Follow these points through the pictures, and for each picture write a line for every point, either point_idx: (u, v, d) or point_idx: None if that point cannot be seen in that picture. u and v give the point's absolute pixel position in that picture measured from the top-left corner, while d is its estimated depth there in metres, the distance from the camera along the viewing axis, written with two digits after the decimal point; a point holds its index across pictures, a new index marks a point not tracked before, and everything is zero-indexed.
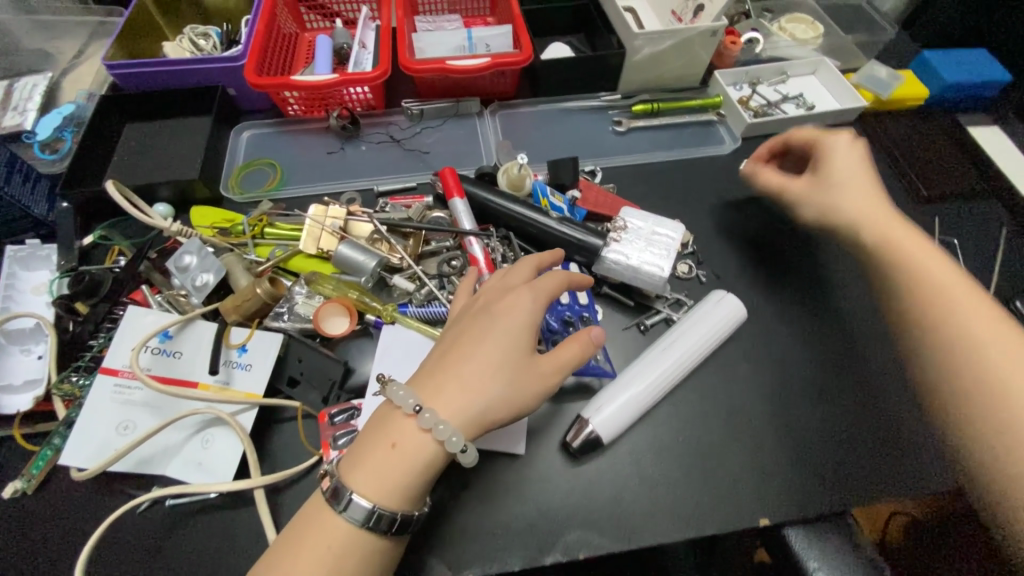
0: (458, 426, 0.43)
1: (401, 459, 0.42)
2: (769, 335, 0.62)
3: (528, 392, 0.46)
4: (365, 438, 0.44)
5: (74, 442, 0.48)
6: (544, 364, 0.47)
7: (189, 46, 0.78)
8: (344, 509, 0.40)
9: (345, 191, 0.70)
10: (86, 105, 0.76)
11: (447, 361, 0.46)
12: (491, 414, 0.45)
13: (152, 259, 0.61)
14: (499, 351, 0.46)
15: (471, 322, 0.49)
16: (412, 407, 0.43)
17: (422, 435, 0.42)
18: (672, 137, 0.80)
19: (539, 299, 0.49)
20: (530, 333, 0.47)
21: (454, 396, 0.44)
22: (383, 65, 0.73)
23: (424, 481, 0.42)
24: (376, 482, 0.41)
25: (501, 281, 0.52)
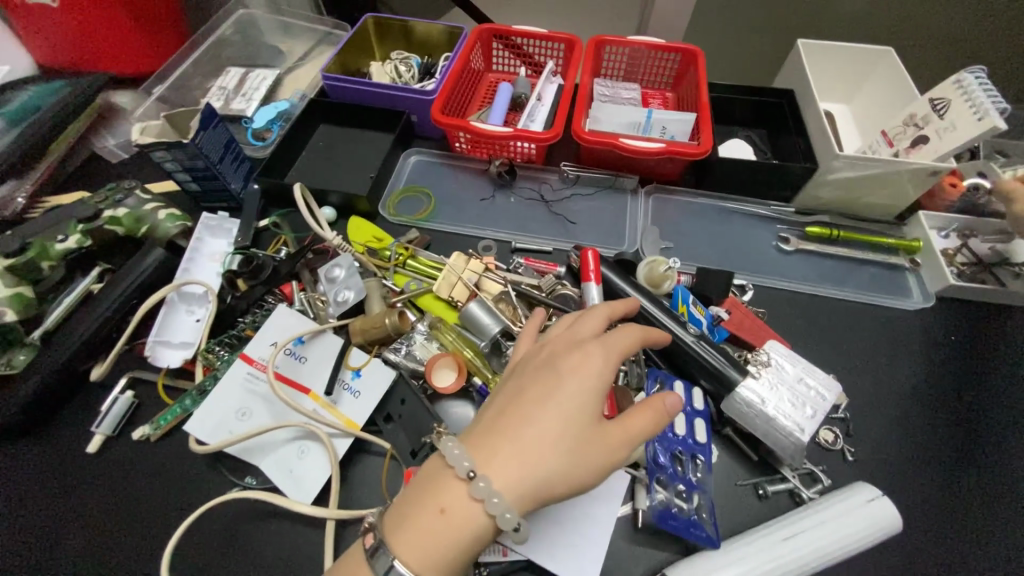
0: (511, 499, 0.40)
1: (448, 529, 0.40)
2: (921, 557, 0.51)
3: (592, 464, 0.42)
4: (412, 496, 0.42)
5: (201, 414, 0.53)
6: (613, 433, 0.44)
7: (391, 71, 0.87)
8: (383, 574, 0.39)
9: (484, 239, 0.71)
10: (297, 103, 0.87)
11: (505, 424, 0.43)
12: (550, 485, 0.42)
13: (309, 258, 0.67)
14: (562, 414, 0.43)
15: (533, 375, 0.46)
16: (465, 471, 0.40)
17: (473, 504, 0.40)
18: (845, 271, 0.70)
19: (609, 359, 0.46)
20: (596, 398, 0.44)
21: (511, 461, 0.41)
22: (557, 129, 0.74)
23: (470, 554, 0.40)
24: (417, 552, 0.39)
25: (567, 332, 0.50)
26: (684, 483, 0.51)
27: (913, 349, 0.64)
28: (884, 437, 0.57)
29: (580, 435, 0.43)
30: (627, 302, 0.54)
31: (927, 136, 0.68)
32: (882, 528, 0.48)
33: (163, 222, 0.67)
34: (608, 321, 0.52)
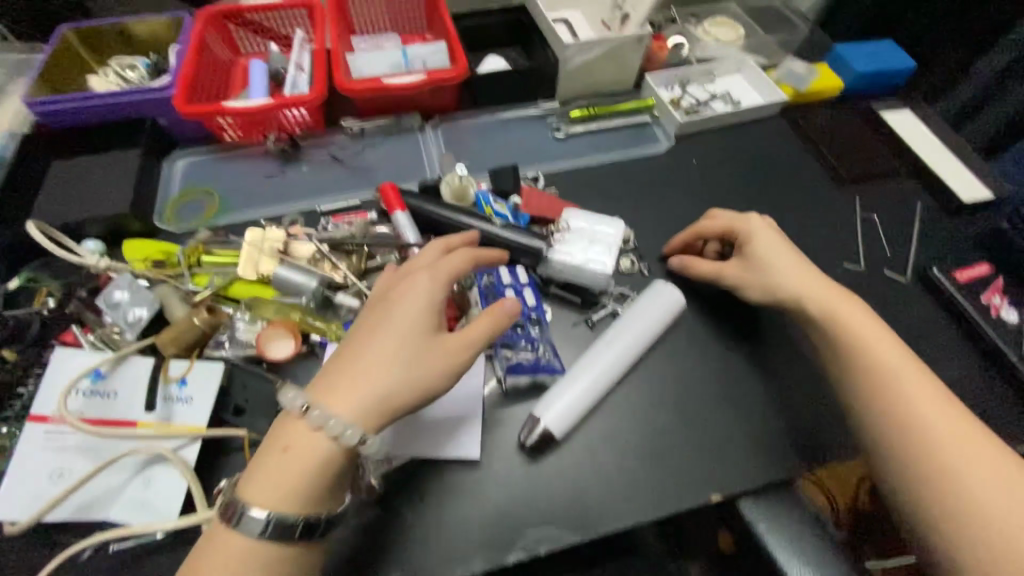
0: (351, 420, 0.43)
1: (292, 463, 0.42)
2: (712, 318, 0.65)
3: (431, 368, 0.46)
4: (263, 450, 0.44)
5: (5, 497, 0.46)
6: (449, 340, 0.48)
7: (116, 78, 0.76)
8: (238, 525, 0.40)
9: (287, 214, 0.69)
10: (7, 144, 0.73)
11: (345, 355, 0.46)
12: (394, 398, 0.45)
13: (84, 297, 0.58)
14: (395, 334, 0.46)
15: (370, 310, 0.49)
16: (300, 407, 0.43)
17: (314, 434, 0.43)
18: (609, 139, 0.84)
19: (439, 278, 0.50)
20: (428, 312, 0.48)
21: (348, 387, 0.44)
22: (319, 87, 0.74)
23: (327, 482, 0.43)
24: (268, 492, 0.41)
25: (405, 266, 0.53)
26: (527, 340, 0.60)
27: (670, 180, 0.79)
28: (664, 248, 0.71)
29: (416, 347, 0.46)
30: (465, 234, 0.59)
31: (627, 13, 0.83)
32: (671, 307, 0.61)
33: None
34: (444, 249, 0.55)
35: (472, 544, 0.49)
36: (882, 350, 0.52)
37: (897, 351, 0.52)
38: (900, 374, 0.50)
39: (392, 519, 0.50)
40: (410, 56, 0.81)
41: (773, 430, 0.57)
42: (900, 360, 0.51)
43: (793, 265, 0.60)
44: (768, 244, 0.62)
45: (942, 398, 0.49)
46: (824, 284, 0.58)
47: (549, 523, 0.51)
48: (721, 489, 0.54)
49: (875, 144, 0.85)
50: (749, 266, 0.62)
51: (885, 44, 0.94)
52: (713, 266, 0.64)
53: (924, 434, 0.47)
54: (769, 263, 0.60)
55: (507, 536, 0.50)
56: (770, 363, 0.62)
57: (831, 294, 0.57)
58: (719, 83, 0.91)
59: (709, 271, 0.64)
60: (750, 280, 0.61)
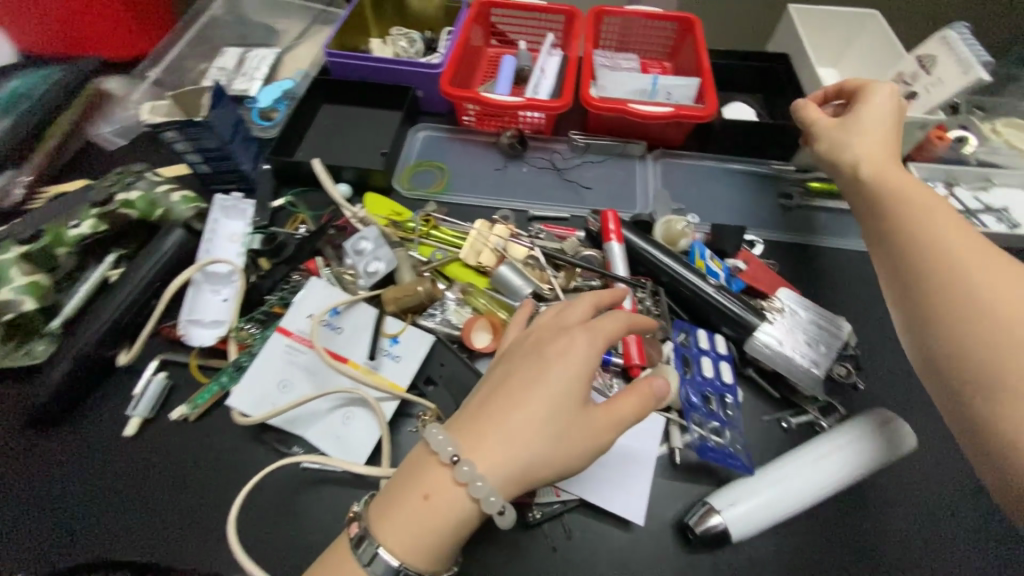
0: (496, 485, 0.42)
1: (430, 517, 0.41)
2: (931, 476, 0.55)
3: (576, 447, 0.44)
4: (396, 485, 0.43)
5: (242, 388, 0.54)
6: (596, 418, 0.45)
7: (393, 46, 0.86)
8: (366, 561, 0.41)
9: (503, 209, 0.72)
10: (301, 82, 0.85)
11: (491, 409, 0.44)
12: (536, 470, 0.43)
13: (331, 235, 0.67)
14: (545, 400, 0.44)
15: (520, 363, 0.47)
16: (449, 457, 0.42)
17: (456, 489, 0.42)
18: (846, 222, 0.74)
19: (596, 345, 0.46)
20: (582, 383, 0.45)
21: (495, 446, 0.42)
22: (566, 97, 0.75)
23: (454, 543, 0.42)
24: (402, 539, 0.41)
25: (555, 319, 0.50)
26: (717, 422, 0.56)
27: None
28: (888, 369, 0.62)
29: (566, 420, 0.44)
30: (615, 290, 0.53)
31: (916, 92, 0.72)
32: (902, 446, 0.52)
33: (176, 205, 0.67)
34: (595, 308, 0.51)
35: None
36: (960, 251, 0.43)
37: (969, 238, 0.43)
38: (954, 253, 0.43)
39: (538, 551, 0.50)
40: (657, 85, 0.78)
41: None
42: (960, 246, 0.43)
43: (886, 126, 0.57)
44: (877, 108, 0.58)
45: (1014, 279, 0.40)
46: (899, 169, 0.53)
47: None
48: None
49: None
50: (843, 120, 0.59)
51: None
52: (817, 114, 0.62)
53: (966, 284, 0.41)
54: (865, 117, 0.57)
55: None
56: (1002, 556, 0.51)
57: (918, 188, 0.50)
58: (1001, 194, 0.76)
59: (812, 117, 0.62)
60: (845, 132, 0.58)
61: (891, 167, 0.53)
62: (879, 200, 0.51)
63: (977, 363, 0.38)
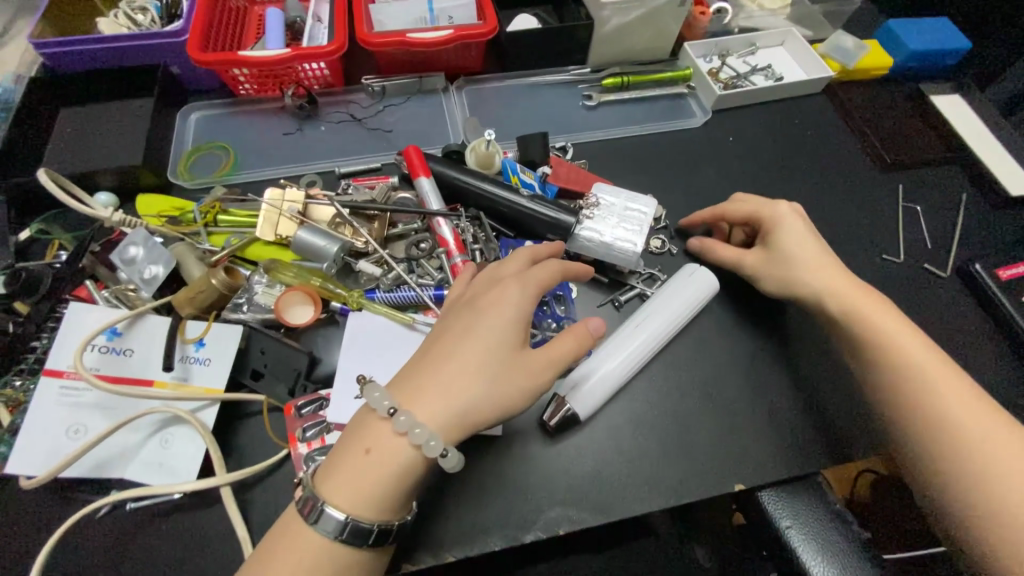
0: (437, 430, 0.42)
1: (373, 466, 0.41)
2: (743, 307, 0.63)
3: (514, 387, 0.44)
4: (342, 444, 0.43)
5: (19, 451, 0.45)
6: (535, 359, 0.46)
7: (126, 21, 0.72)
8: (315, 521, 0.40)
9: (305, 174, 0.66)
10: (14, 87, 0.70)
11: (429, 359, 0.45)
12: (477, 412, 0.43)
13: (96, 252, 0.57)
14: (480, 347, 0.44)
15: (454, 318, 0.47)
16: (387, 410, 0.42)
17: (398, 439, 0.41)
18: (643, 111, 0.79)
19: (527, 292, 0.47)
20: (515, 328, 0.46)
21: (435, 393, 0.43)
22: (340, 39, 0.69)
23: (404, 489, 0.41)
24: (349, 492, 0.40)
25: (490, 273, 0.51)
26: (554, 320, 0.59)
27: (707, 158, 0.75)
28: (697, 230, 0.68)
29: (502, 364, 0.44)
30: (551, 245, 0.56)
31: None
32: (704, 290, 0.59)
33: None
34: (529, 260, 0.52)
35: (494, 520, 0.49)
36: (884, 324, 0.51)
37: (918, 343, 0.50)
38: (920, 362, 0.48)
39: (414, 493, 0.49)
40: (436, 10, 0.75)
41: (801, 424, 0.56)
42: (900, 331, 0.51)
43: (812, 250, 0.58)
44: (794, 234, 0.59)
45: (954, 376, 0.48)
46: (844, 273, 0.56)
47: (569, 503, 0.50)
48: (744, 479, 0.53)
49: (920, 129, 0.81)
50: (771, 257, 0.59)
51: (940, 21, 0.87)
52: (733, 254, 0.61)
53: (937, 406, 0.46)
54: (787, 249, 0.58)
55: (527, 513, 0.50)
56: (800, 353, 0.60)
57: (847, 282, 0.55)
58: (760, 56, 0.86)
59: (729, 260, 0.62)
60: (770, 273, 0.59)
61: (797, 239, 0.58)
62: (839, 280, 0.55)
63: (901, 418, 0.48)
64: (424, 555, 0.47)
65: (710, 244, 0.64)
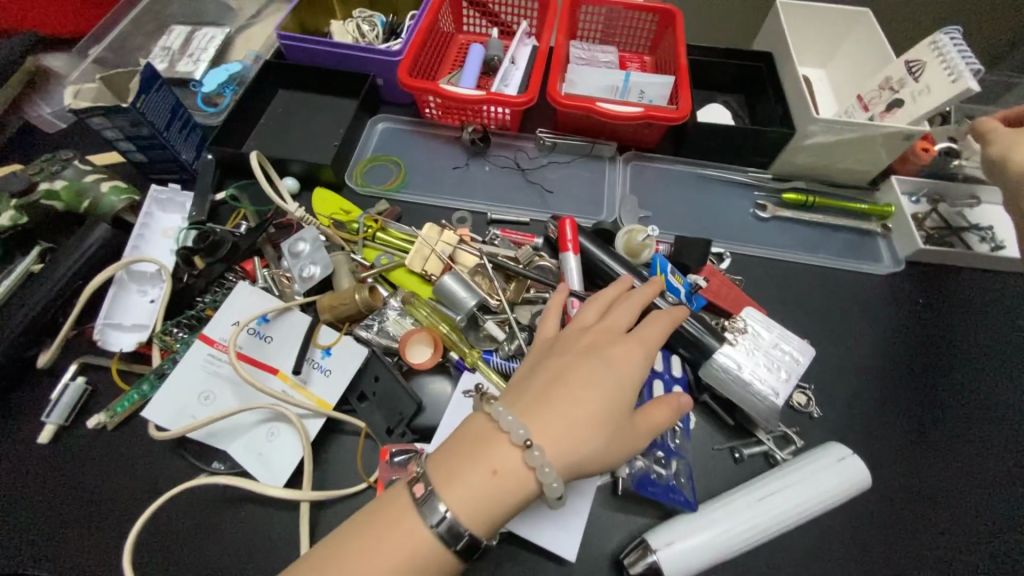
0: (559, 470, 0.40)
1: (498, 491, 0.39)
2: (881, 511, 0.53)
3: (626, 448, 0.43)
4: (464, 456, 0.40)
5: (158, 401, 0.50)
6: (641, 422, 0.45)
7: (354, 30, 0.80)
8: (434, 523, 0.38)
9: (459, 210, 0.68)
10: (251, 65, 0.80)
11: (553, 396, 0.42)
12: (591, 465, 0.42)
13: (272, 233, 0.63)
14: (607, 400, 0.43)
15: (578, 360, 0.45)
16: (522, 440, 0.39)
17: (525, 470, 0.39)
18: (818, 237, 0.71)
19: (648, 354, 0.47)
20: (632, 387, 0.45)
21: (564, 434, 0.41)
22: (532, 92, 0.70)
23: (512, 513, 0.40)
24: (469, 507, 0.38)
25: (604, 322, 0.50)
26: (662, 450, 0.52)
27: (881, 315, 0.65)
28: (850, 394, 0.59)
29: (620, 421, 0.44)
30: (653, 284, 0.53)
31: (902, 100, 0.67)
32: (852, 483, 0.49)
33: (106, 196, 0.63)
34: (641, 310, 0.52)
35: None
36: None
37: None
38: None
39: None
40: (630, 82, 0.73)
41: None
42: None
43: None
44: None
45: None
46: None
47: None
48: None
49: None
50: None
51: None
52: None
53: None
54: None
55: None
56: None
57: None
58: (983, 211, 0.73)
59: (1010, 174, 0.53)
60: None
61: None
62: None
63: None
64: None
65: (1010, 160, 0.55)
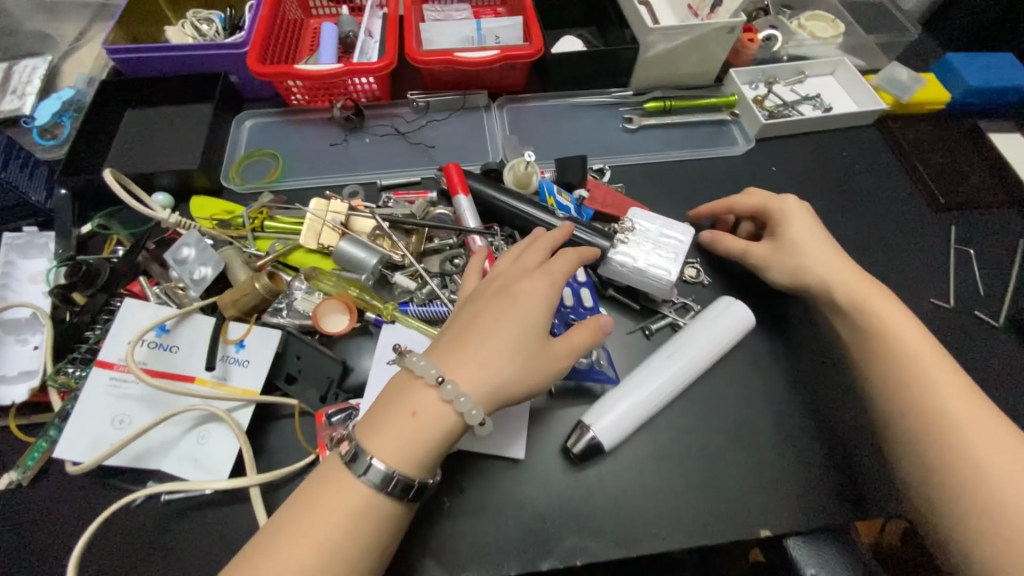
0: (477, 400, 0.43)
1: (420, 429, 0.42)
2: (778, 344, 0.61)
3: (544, 371, 0.46)
4: (386, 407, 0.43)
5: (67, 437, 0.48)
6: (559, 347, 0.48)
7: (193, 31, 0.76)
8: (362, 473, 0.40)
9: (348, 184, 0.69)
10: (87, 89, 0.75)
11: (466, 336, 0.46)
12: (510, 391, 0.45)
13: (151, 250, 0.60)
14: (516, 330, 0.46)
15: (488, 303, 0.48)
16: (434, 377, 0.43)
17: (442, 406, 0.42)
18: (684, 136, 0.78)
19: (555, 284, 0.50)
20: (543, 316, 0.48)
21: (477, 367, 0.44)
22: (390, 56, 0.71)
23: (442, 450, 0.43)
24: (394, 449, 0.41)
25: (515, 264, 0.53)
26: None
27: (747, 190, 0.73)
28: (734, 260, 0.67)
29: (534, 348, 0.46)
30: (563, 229, 0.57)
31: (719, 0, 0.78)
32: (739, 324, 0.57)
33: None
34: (550, 250, 0.55)
35: (511, 544, 0.49)
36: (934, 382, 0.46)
37: (923, 344, 0.49)
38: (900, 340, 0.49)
39: (434, 511, 0.49)
40: (483, 30, 0.77)
41: (835, 474, 0.53)
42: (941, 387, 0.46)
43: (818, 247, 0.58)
44: (803, 230, 0.59)
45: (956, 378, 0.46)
46: (851, 269, 0.56)
47: (588, 534, 0.50)
48: (771, 525, 0.51)
49: (978, 166, 0.77)
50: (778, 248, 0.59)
51: (1002, 56, 0.84)
52: (740, 245, 0.62)
53: (893, 343, 0.49)
54: (801, 253, 0.57)
55: (546, 540, 0.49)
56: (839, 398, 0.57)
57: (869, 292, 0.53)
58: (809, 85, 0.84)
59: (736, 250, 0.62)
60: (780, 263, 0.59)
61: (805, 233, 0.59)
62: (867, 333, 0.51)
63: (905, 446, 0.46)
64: (438, 572, 0.47)
65: (716, 234, 0.64)
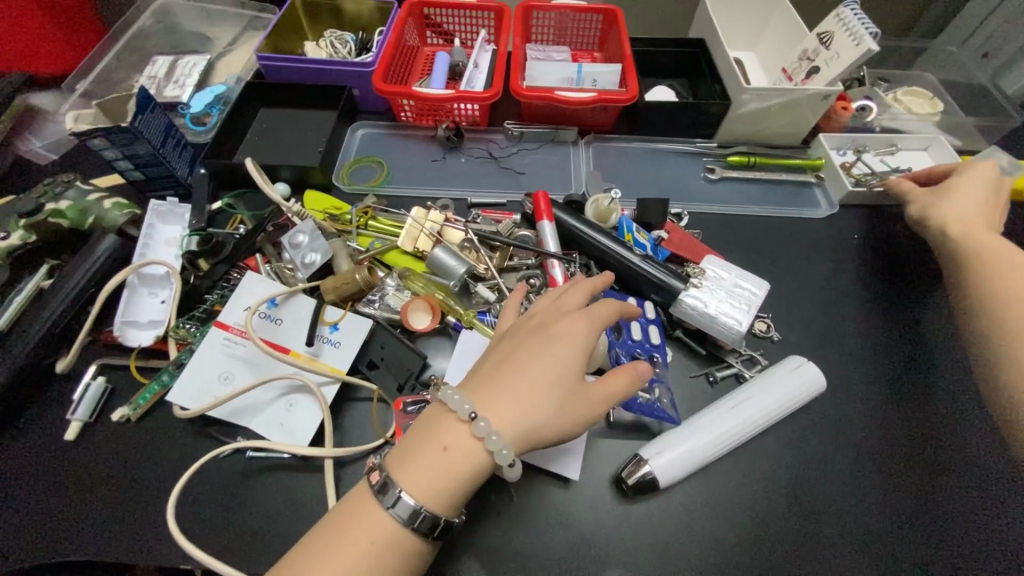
0: (509, 439, 0.44)
1: (449, 464, 0.43)
2: (847, 414, 0.59)
3: (576, 415, 0.47)
4: (417, 440, 0.45)
5: (182, 384, 0.54)
6: (593, 391, 0.48)
7: (328, 48, 0.88)
8: (391, 505, 0.42)
9: (441, 197, 0.75)
10: (234, 87, 0.86)
11: (501, 374, 0.47)
12: (541, 432, 0.46)
13: (270, 232, 0.68)
14: (551, 372, 0.47)
15: (524, 340, 0.50)
16: (466, 413, 0.44)
17: (473, 444, 0.44)
18: (765, 192, 0.80)
19: (593, 327, 0.51)
20: (578, 359, 0.49)
21: (511, 407, 0.45)
22: (496, 88, 0.77)
23: (469, 487, 0.44)
24: (422, 484, 0.43)
25: (554, 304, 0.54)
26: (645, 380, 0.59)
27: (826, 253, 0.73)
28: (806, 320, 0.67)
29: (567, 392, 0.47)
30: (604, 277, 0.57)
31: (818, 67, 0.77)
32: (809, 386, 0.57)
33: (109, 212, 0.68)
34: (589, 294, 0.55)
35: (553, 564, 0.50)
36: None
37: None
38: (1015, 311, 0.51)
39: (484, 516, 0.51)
40: (582, 73, 0.83)
41: (896, 556, 0.51)
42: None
43: (982, 195, 0.62)
44: (975, 180, 0.64)
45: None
46: (985, 234, 0.59)
47: (630, 567, 0.50)
48: None
49: None
50: (939, 189, 0.65)
51: None
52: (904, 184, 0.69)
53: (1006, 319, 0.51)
54: (958, 201, 0.62)
55: (587, 567, 0.50)
56: (909, 478, 0.55)
57: (989, 257, 0.56)
58: (901, 157, 0.83)
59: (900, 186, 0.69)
60: (929, 203, 0.64)
61: (970, 188, 0.63)
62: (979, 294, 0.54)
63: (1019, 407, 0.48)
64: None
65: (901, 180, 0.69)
